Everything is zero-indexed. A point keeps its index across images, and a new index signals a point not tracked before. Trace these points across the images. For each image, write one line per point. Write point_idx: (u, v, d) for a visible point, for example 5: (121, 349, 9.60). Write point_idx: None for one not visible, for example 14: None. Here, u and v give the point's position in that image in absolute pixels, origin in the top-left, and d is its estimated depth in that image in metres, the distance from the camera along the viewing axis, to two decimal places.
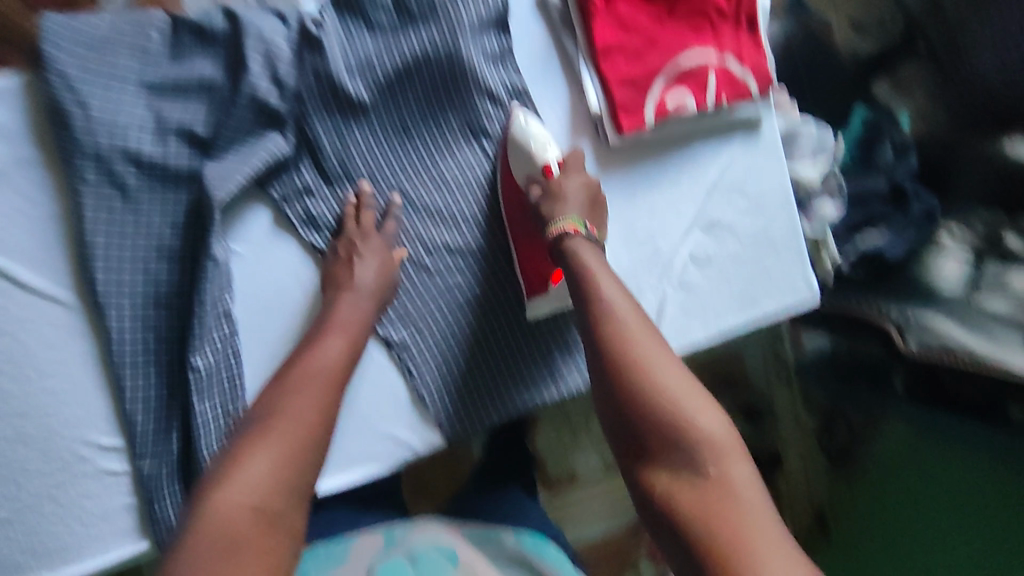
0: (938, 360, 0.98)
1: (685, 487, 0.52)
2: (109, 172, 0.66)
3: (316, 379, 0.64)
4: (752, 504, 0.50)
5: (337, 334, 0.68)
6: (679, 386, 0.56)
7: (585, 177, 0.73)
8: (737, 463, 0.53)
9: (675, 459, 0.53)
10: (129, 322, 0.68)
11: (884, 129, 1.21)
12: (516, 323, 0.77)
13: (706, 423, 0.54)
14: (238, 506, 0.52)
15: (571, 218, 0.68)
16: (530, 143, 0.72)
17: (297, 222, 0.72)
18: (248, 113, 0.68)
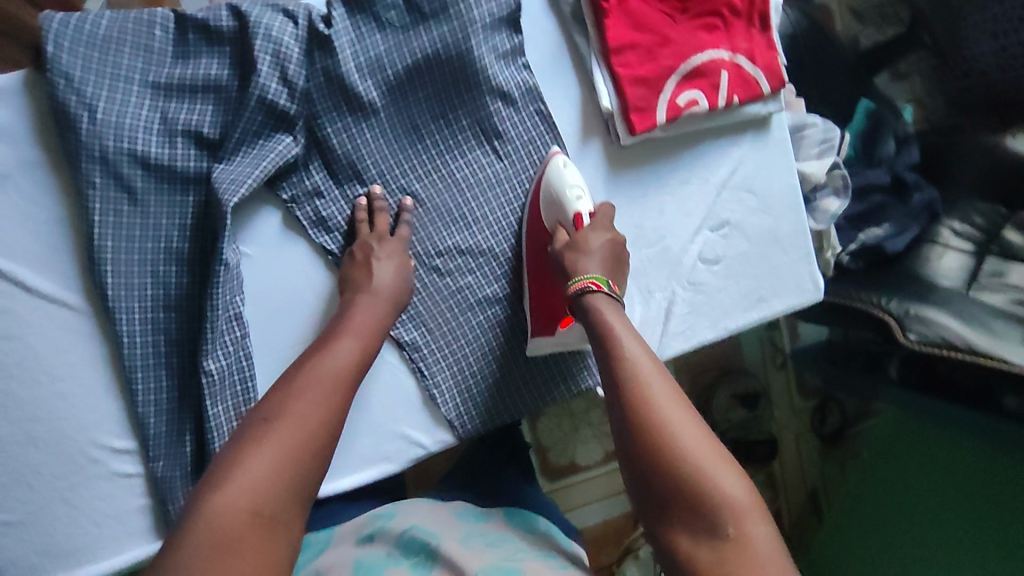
0: (937, 353, 0.98)
1: (704, 552, 0.49)
2: (116, 174, 0.65)
3: (328, 379, 0.61)
4: (775, 572, 0.47)
5: (349, 340, 0.65)
6: (699, 445, 0.53)
7: (610, 234, 0.71)
8: (760, 529, 0.49)
9: (695, 519, 0.50)
10: (139, 325, 0.67)
11: (885, 122, 1.21)
12: (518, 347, 0.77)
13: (728, 485, 0.51)
14: (235, 510, 0.50)
15: (592, 276, 0.66)
16: (562, 192, 0.71)
17: (307, 224, 0.71)
18: (257, 112, 0.67)
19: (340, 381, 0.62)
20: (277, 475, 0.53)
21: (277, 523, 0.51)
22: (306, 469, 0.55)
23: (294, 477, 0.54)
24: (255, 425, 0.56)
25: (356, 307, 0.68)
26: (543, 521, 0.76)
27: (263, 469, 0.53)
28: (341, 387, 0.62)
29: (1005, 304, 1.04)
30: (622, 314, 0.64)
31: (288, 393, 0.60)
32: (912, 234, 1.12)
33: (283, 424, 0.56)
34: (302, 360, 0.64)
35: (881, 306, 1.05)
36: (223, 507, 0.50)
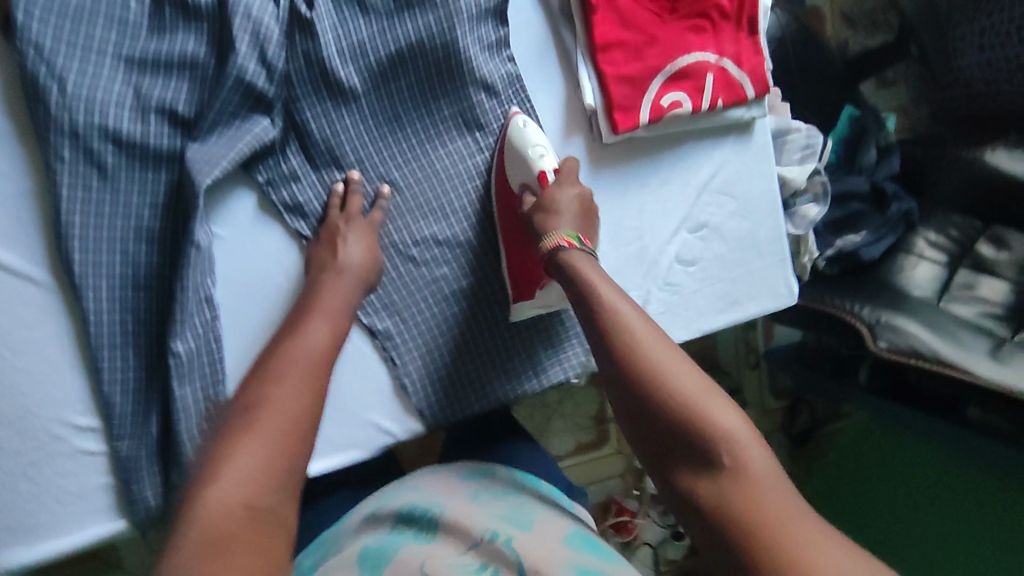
0: (904, 361, 1.00)
1: (708, 486, 0.49)
2: (87, 149, 0.63)
3: (301, 369, 0.61)
4: (780, 495, 0.47)
5: (323, 318, 0.66)
6: (685, 380, 0.54)
7: (579, 188, 0.71)
8: (757, 455, 0.50)
9: (691, 454, 0.51)
10: (107, 305, 0.66)
11: (868, 132, 1.21)
12: (501, 316, 0.78)
13: (722, 419, 0.51)
14: (227, 506, 0.48)
15: (565, 232, 0.66)
16: (527, 150, 0.72)
17: (282, 209, 0.70)
18: (234, 93, 0.65)
19: (318, 367, 0.62)
20: (268, 462, 0.52)
21: (273, 524, 0.49)
22: (293, 460, 0.54)
23: (285, 474, 0.52)
24: (239, 416, 0.56)
25: (325, 286, 0.68)
26: (545, 483, 0.74)
27: (254, 458, 0.52)
28: (321, 370, 0.62)
29: (974, 316, 1.07)
30: (595, 263, 0.65)
31: (273, 377, 0.60)
32: (887, 243, 1.14)
33: (268, 412, 0.56)
34: (277, 352, 0.63)
35: (851, 312, 1.07)
36: (217, 505, 0.48)
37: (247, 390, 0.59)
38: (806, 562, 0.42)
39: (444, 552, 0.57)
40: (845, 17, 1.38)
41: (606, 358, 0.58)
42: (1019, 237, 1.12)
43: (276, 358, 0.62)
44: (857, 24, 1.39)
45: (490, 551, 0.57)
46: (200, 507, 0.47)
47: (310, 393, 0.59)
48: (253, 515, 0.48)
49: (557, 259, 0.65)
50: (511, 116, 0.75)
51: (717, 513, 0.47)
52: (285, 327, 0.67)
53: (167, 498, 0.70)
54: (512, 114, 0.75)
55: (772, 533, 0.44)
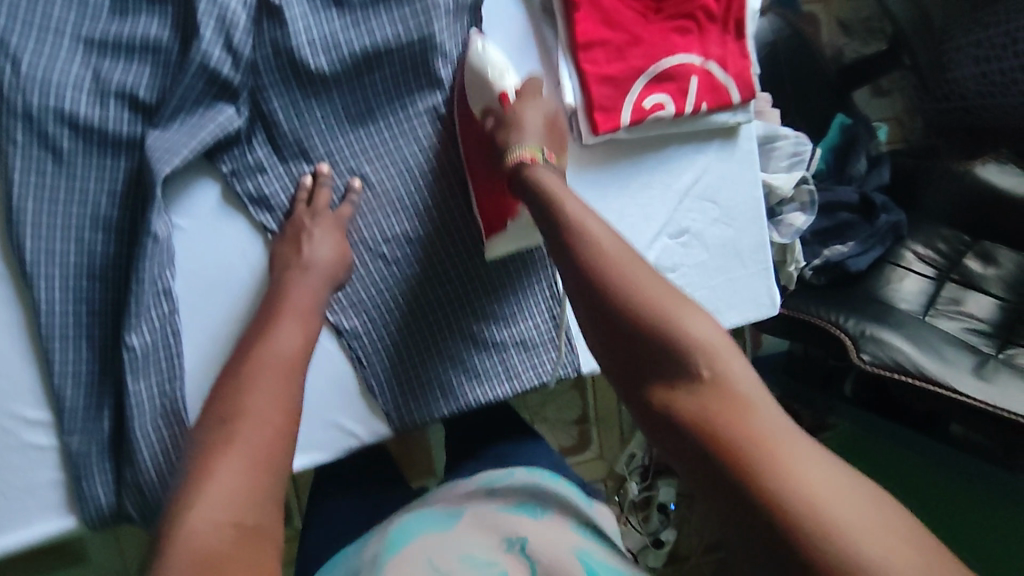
0: (889, 375, 0.99)
1: (684, 397, 0.49)
2: (41, 133, 0.61)
3: (275, 378, 0.60)
4: (758, 403, 0.48)
5: (293, 320, 0.64)
6: (656, 290, 0.53)
7: (541, 106, 0.69)
8: (734, 362, 0.50)
9: (664, 363, 0.51)
10: (60, 294, 0.64)
11: (859, 140, 1.20)
12: (470, 312, 0.75)
13: (696, 329, 0.51)
14: (215, 526, 0.46)
15: (529, 146, 0.65)
16: (486, 71, 0.69)
17: (246, 201, 0.68)
18: (198, 81, 0.63)
19: (289, 370, 0.61)
20: (250, 477, 0.51)
21: (269, 536, 0.48)
22: (274, 477, 0.53)
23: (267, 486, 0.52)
24: (215, 432, 0.55)
25: (291, 286, 0.66)
26: (563, 479, 0.71)
27: (238, 475, 0.51)
28: (294, 376, 0.61)
29: (958, 331, 1.06)
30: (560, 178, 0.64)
31: (247, 388, 0.58)
32: (875, 254, 1.12)
33: (246, 427, 0.55)
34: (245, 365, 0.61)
35: (837, 323, 1.05)
36: (207, 525, 0.46)
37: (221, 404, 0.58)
38: (785, 462, 0.43)
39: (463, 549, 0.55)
40: (842, 25, 1.37)
41: (572, 271, 0.56)
42: (1007, 254, 1.11)
43: (246, 369, 0.60)
44: (853, 32, 1.37)
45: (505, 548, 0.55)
46: (185, 530, 0.46)
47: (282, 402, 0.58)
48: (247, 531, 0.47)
49: (523, 171, 0.64)
50: (471, 40, 0.71)
51: (694, 419, 0.48)
52: (253, 332, 0.65)
53: (119, 496, 0.67)
54: (471, 36, 0.71)
55: (757, 443, 0.45)
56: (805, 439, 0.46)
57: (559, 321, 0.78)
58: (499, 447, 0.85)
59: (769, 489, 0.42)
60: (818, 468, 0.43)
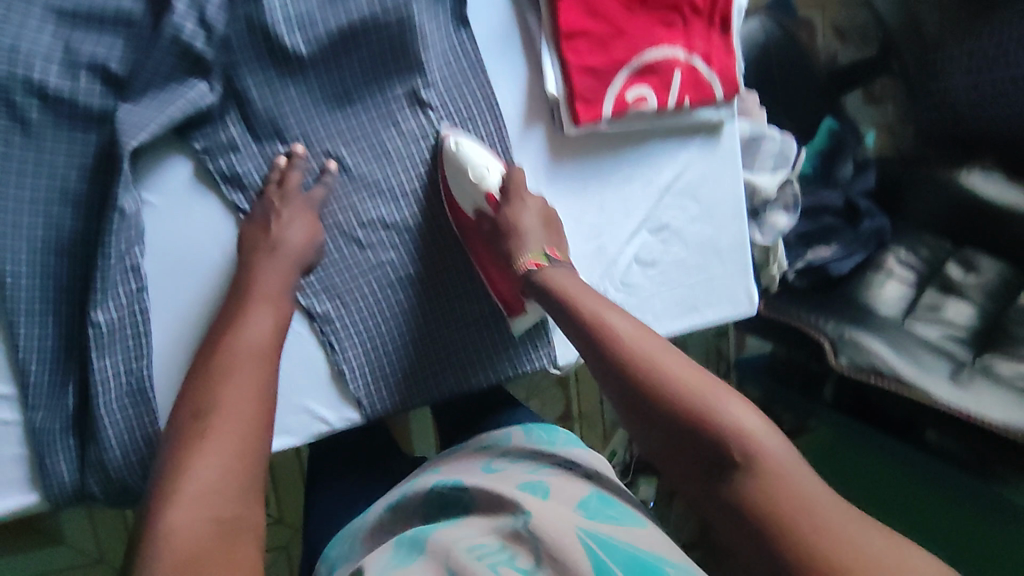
0: (862, 380, 1.00)
1: (725, 484, 0.50)
2: (9, 103, 0.60)
3: (244, 367, 0.59)
4: (800, 483, 0.48)
5: (264, 306, 0.64)
6: (686, 377, 0.55)
7: (534, 201, 0.73)
8: (775, 444, 0.51)
9: (705, 455, 0.52)
10: (26, 268, 0.63)
11: (846, 146, 1.21)
12: (449, 302, 0.75)
13: (733, 415, 0.52)
14: (196, 523, 0.48)
15: (532, 252, 0.69)
16: (470, 172, 0.71)
17: (218, 179, 0.67)
18: (169, 55, 0.63)
19: (264, 359, 0.61)
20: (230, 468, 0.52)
21: (247, 533, 0.50)
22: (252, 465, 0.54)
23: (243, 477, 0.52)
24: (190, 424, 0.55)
25: (259, 270, 0.65)
26: (561, 429, 0.71)
27: (216, 467, 0.51)
28: (263, 364, 0.60)
29: (936, 337, 1.06)
30: (570, 272, 0.67)
31: (222, 380, 0.58)
32: (858, 258, 1.12)
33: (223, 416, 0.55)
34: (220, 351, 0.61)
35: (817, 327, 1.06)
36: (186, 521, 0.48)
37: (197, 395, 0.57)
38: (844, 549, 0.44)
39: (474, 541, 0.52)
40: (836, 28, 1.37)
41: (602, 365, 0.58)
42: (989, 261, 1.10)
43: (220, 358, 0.60)
44: (848, 37, 1.37)
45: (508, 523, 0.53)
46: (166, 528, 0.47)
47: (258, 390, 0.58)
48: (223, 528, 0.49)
49: (536, 277, 0.67)
50: (445, 134, 0.73)
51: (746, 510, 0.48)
52: (223, 316, 0.64)
53: (82, 474, 0.66)
54: (442, 134, 0.73)
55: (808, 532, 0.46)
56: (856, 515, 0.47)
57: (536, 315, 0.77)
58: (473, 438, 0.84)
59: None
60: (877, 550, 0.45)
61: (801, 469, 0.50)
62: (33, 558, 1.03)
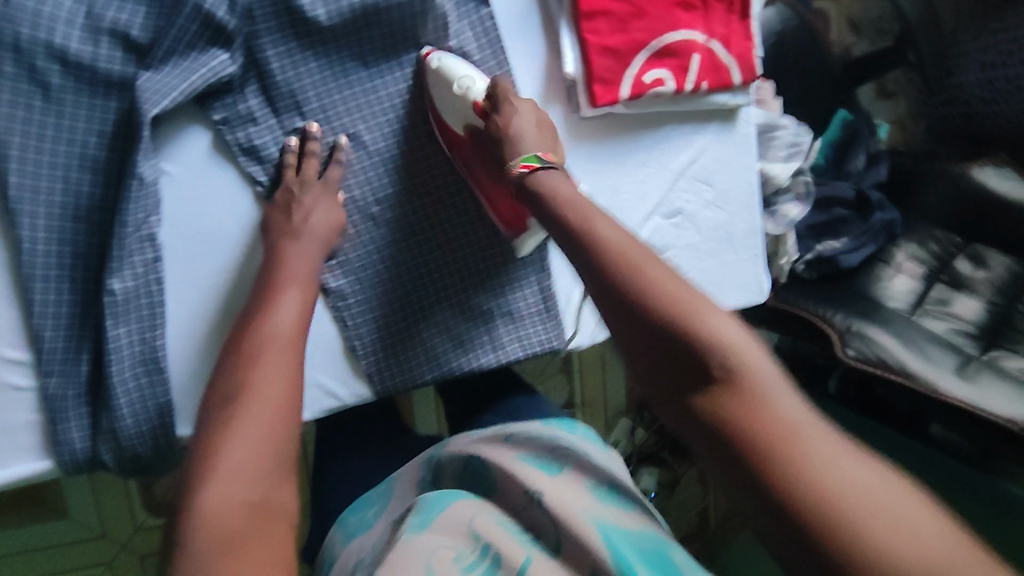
0: (870, 370, 0.99)
1: (703, 399, 0.46)
2: (30, 68, 0.60)
3: (280, 349, 0.60)
4: (788, 408, 0.44)
5: (295, 291, 0.65)
6: (675, 287, 0.51)
7: (528, 107, 0.70)
8: (758, 361, 0.47)
9: (682, 364, 0.48)
10: (43, 233, 0.63)
11: (859, 137, 1.20)
12: (461, 280, 0.76)
13: (716, 325, 0.49)
14: (228, 505, 0.46)
15: (524, 157, 0.66)
16: (454, 82, 0.69)
17: (237, 151, 0.67)
18: (192, 23, 0.62)
19: (292, 346, 0.61)
20: (267, 442, 0.52)
21: (282, 512, 0.48)
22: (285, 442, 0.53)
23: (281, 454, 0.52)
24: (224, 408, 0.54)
25: (290, 252, 0.66)
26: (581, 425, 0.67)
27: (254, 442, 0.51)
28: (295, 347, 0.61)
29: (944, 333, 1.06)
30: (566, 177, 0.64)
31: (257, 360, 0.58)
32: (868, 251, 1.12)
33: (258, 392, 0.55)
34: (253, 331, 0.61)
35: (825, 318, 1.06)
36: (223, 493, 0.47)
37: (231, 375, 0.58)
38: (807, 463, 0.41)
39: (498, 517, 0.55)
40: (851, 22, 1.36)
41: (587, 271, 0.55)
42: (999, 257, 1.11)
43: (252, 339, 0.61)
44: (863, 31, 1.37)
45: (533, 517, 0.54)
46: (203, 504, 0.46)
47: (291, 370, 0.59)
48: (260, 501, 0.48)
49: (527, 181, 0.64)
50: (428, 53, 0.71)
51: (714, 421, 0.45)
52: (256, 297, 0.65)
53: (94, 442, 0.67)
54: (425, 53, 0.71)
55: (792, 456, 0.42)
56: (834, 438, 0.43)
57: (547, 296, 0.78)
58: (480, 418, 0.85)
59: (790, 503, 0.40)
60: (845, 468, 0.41)
61: (782, 384, 0.46)
62: (37, 531, 1.04)
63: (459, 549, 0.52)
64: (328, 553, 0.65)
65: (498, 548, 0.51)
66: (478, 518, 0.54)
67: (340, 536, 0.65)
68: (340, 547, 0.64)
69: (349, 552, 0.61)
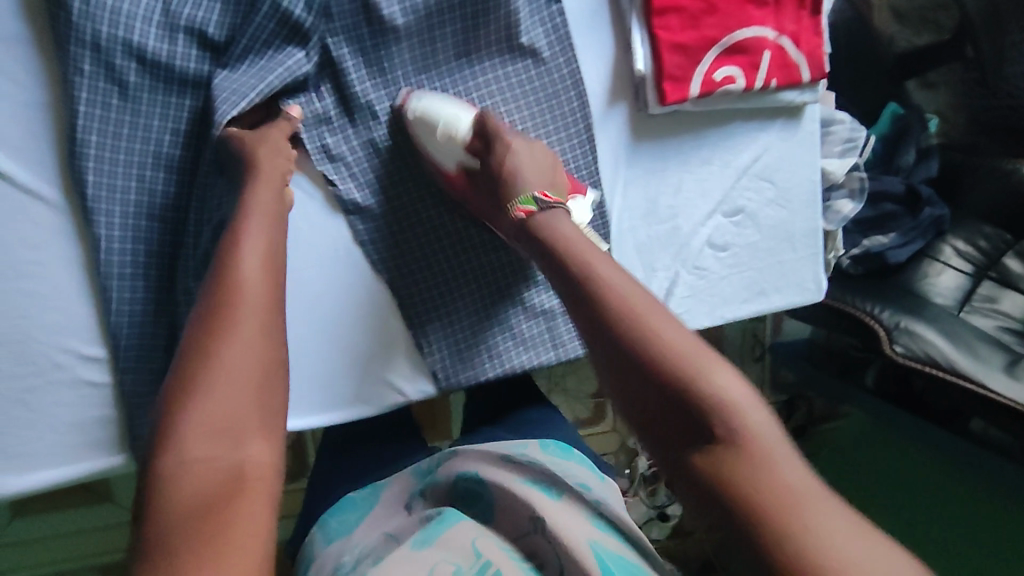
0: (918, 368, 0.99)
1: (699, 457, 0.45)
2: (108, 65, 0.60)
3: (256, 291, 0.53)
4: (784, 468, 0.43)
5: (259, 222, 0.58)
6: (682, 344, 0.49)
7: (528, 143, 0.69)
8: (756, 418, 0.46)
9: (689, 425, 0.46)
10: (119, 231, 0.64)
11: (911, 132, 1.17)
12: (518, 278, 0.76)
13: (718, 380, 0.47)
14: (207, 473, 0.43)
15: (523, 200, 0.64)
16: (441, 126, 0.68)
17: (311, 151, 0.68)
18: (269, 20, 0.63)
19: (271, 300, 0.54)
20: (248, 402, 0.47)
21: (262, 479, 0.44)
22: (271, 402, 0.49)
23: (267, 415, 0.48)
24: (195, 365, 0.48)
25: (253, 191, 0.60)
26: (576, 451, 0.70)
27: (231, 404, 0.46)
28: (275, 301, 0.54)
29: (991, 330, 1.05)
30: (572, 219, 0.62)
31: (226, 312, 0.51)
32: (915, 247, 1.11)
33: (229, 350, 0.49)
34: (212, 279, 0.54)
35: (872, 314, 1.05)
36: (204, 464, 0.43)
37: (192, 331, 0.50)
38: (812, 532, 0.40)
39: (503, 544, 0.53)
40: None
41: (588, 319, 0.52)
42: None
43: (212, 288, 0.53)
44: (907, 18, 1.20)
45: (533, 543, 0.53)
46: (176, 472, 0.42)
47: (268, 325, 0.52)
48: (238, 468, 0.44)
49: (528, 225, 0.62)
50: (403, 100, 0.70)
51: (718, 486, 0.44)
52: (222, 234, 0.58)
53: None
54: (400, 100, 0.70)
55: (792, 513, 0.41)
56: (832, 502, 0.42)
57: None
58: (534, 413, 0.86)
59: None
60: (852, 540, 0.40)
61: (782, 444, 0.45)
62: (83, 513, 1.05)
63: (458, 563, 0.50)
64: (307, 551, 0.65)
65: (500, 566, 0.49)
66: (480, 537, 0.53)
67: (319, 536, 0.65)
68: (318, 548, 0.63)
69: (326, 554, 0.61)
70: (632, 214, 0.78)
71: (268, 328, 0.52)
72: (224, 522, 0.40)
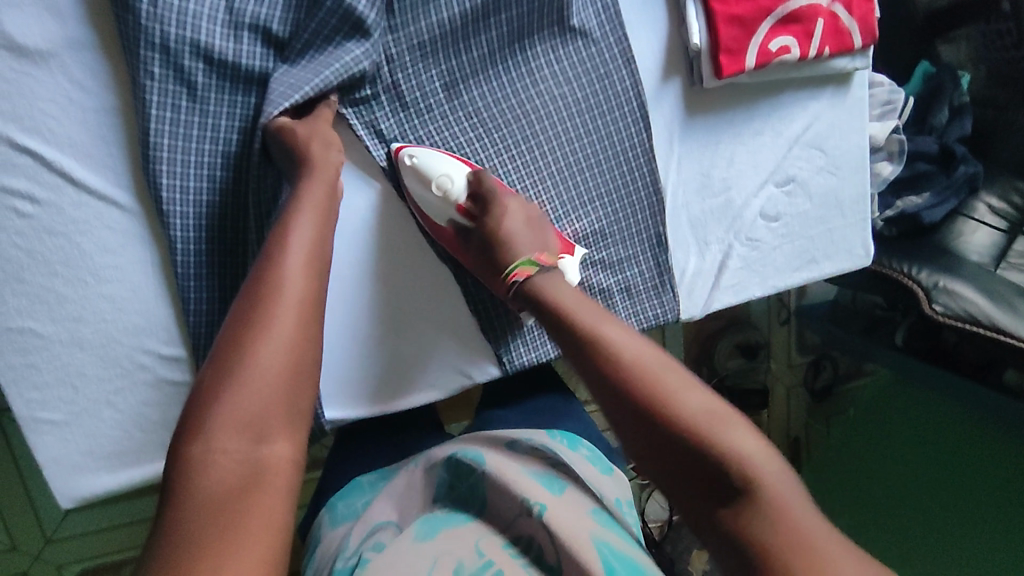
0: (958, 325, 0.99)
1: (717, 507, 0.46)
2: (177, 67, 0.60)
3: (296, 281, 0.52)
4: (800, 520, 0.44)
5: (308, 220, 0.57)
6: (692, 398, 0.50)
7: (521, 202, 0.71)
8: (774, 473, 0.47)
9: (706, 480, 0.47)
10: (194, 233, 0.65)
11: (943, 91, 1.16)
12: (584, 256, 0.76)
13: (733, 435, 0.48)
14: (224, 468, 0.42)
15: (523, 262, 0.66)
16: (433, 186, 0.68)
17: (364, 134, 0.68)
18: (332, 17, 0.63)
19: (317, 305, 0.53)
20: (277, 403, 0.46)
21: (280, 475, 0.44)
22: (297, 400, 0.48)
23: (293, 415, 0.47)
24: (224, 359, 0.47)
25: (305, 187, 0.60)
26: (582, 442, 0.68)
27: (260, 401, 0.46)
28: (315, 301, 0.53)
29: None
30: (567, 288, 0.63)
31: (265, 306, 0.50)
32: (949, 206, 1.12)
33: (262, 348, 0.48)
34: (258, 271, 0.53)
35: (908, 274, 1.06)
36: (225, 455, 0.43)
37: (232, 321, 0.49)
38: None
39: (500, 539, 0.52)
40: None
41: (597, 375, 0.54)
42: None
43: (258, 278, 0.52)
44: None
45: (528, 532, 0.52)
46: (199, 461, 0.42)
47: (306, 327, 0.51)
48: (257, 463, 0.43)
49: (525, 289, 0.65)
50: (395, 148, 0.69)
51: (732, 533, 0.45)
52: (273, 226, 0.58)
53: None
54: (393, 148, 0.69)
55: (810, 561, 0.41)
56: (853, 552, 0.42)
57: (662, 267, 0.79)
58: None
59: None
60: None
61: (795, 490, 0.46)
62: (114, 506, 1.07)
63: (460, 559, 0.49)
64: (315, 533, 0.64)
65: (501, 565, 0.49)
66: (485, 536, 0.52)
67: (328, 518, 0.64)
68: (326, 529, 0.62)
69: (334, 538, 0.60)
70: (686, 187, 0.79)
71: (306, 330, 0.51)
72: (242, 515, 0.41)
